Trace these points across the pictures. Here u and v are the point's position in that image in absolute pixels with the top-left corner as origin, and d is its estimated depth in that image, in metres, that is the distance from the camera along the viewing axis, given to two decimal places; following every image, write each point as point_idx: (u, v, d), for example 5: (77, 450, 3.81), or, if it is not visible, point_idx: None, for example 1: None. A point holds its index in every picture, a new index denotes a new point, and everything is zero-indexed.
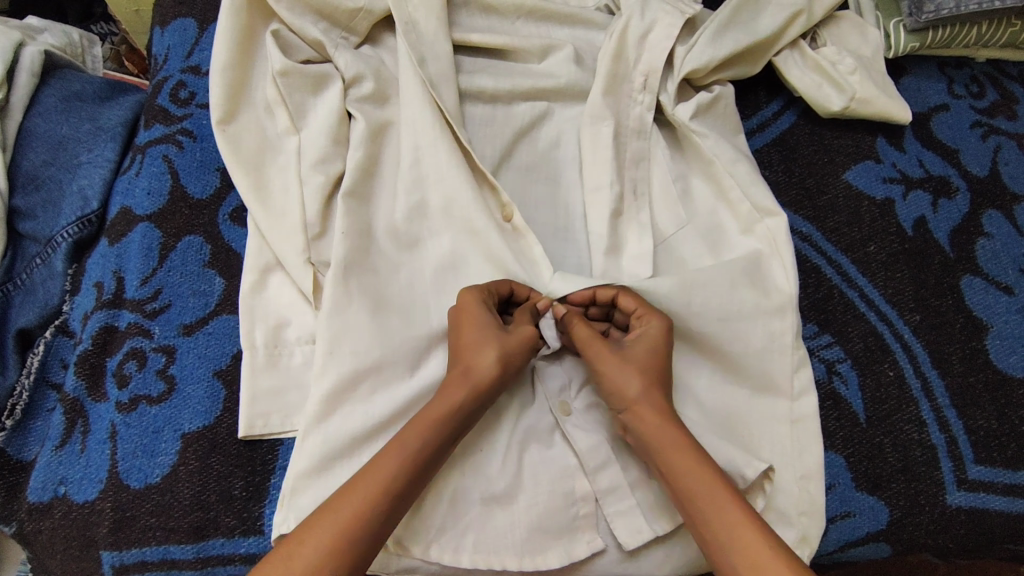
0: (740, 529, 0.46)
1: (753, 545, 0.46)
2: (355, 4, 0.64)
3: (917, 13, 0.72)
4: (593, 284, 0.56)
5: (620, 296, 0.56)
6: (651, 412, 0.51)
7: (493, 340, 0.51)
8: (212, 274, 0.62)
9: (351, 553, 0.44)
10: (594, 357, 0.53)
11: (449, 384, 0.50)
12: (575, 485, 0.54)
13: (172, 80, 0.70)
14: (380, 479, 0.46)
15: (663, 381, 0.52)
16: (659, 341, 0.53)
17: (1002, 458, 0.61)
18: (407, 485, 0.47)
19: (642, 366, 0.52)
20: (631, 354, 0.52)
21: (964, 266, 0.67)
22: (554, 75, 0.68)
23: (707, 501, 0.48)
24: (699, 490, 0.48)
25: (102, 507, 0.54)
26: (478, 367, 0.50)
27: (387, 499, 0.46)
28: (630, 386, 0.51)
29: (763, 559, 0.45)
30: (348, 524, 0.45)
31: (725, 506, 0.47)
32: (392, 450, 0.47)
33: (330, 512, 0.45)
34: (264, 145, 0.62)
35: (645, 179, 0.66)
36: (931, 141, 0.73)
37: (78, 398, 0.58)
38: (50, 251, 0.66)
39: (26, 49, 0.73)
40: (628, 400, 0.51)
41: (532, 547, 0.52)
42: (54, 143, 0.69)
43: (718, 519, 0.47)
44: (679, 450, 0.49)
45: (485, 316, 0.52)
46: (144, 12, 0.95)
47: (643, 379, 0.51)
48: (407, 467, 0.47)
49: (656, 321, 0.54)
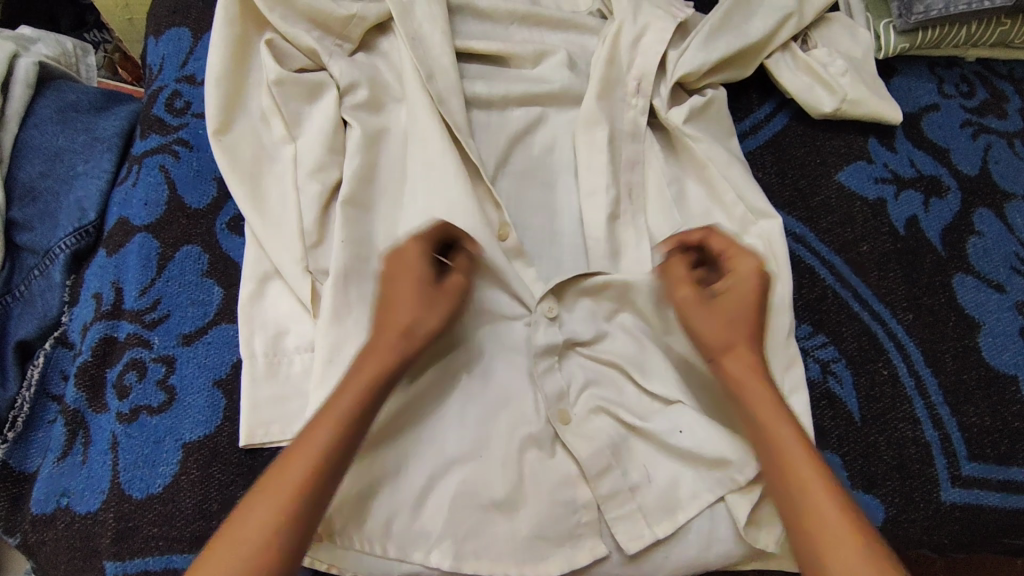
0: (797, 458, 0.50)
1: (804, 472, 0.49)
2: (348, 12, 0.64)
3: (906, 14, 0.73)
4: (707, 229, 0.57)
5: (711, 237, 0.58)
6: (739, 354, 0.54)
7: (428, 304, 0.52)
8: (209, 284, 0.62)
9: (299, 526, 0.45)
10: (684, 300, 0.56)
11: (379, 344, 0.51)
12: (576, 493, 0.54)
13: (167, 90, 0.71)
14: (316, 449, 0.47)
15: (758, 326, 0.55)
16: (755, 277, 0.56)
17: (994, 455, 0.62)
18: (346, 450, 0.48)
19: (735, 316, 0.55)
20: (721, 303, 0.55)
21: (956, 264, 0.68)
22: (549, 81, 0.68)
23: (772, 431, 0.51)
24: (763, 419, 0.52)
25: (104, 518, 0.54)
26: (415, 332, 0.51)
27: (327, 468, 0.47)
28: (715, 328, 0.54)
29: (811, 484, 0.48)
30: (292, 500, 0.45)
31: (786, 435, 0.51)
32: (325, 419, 0.48)
33: (270, 490, 0.46)
34: (258, 154, 0.63)
35: (640, 182, 0.66)
36: (922, 140, 0.74)
37: (79, 410, 0.58)
38: (48, 263, 0.66)
39: (20, 61, 0.73)
40: (713, 338, 0.54)
41: (534, 554, 0.53)
42: (50, 154, 0.69)
43: (777, 442, 0.51)
44: (768, 413, 0.52)
45: (422, 270, 0.52)
46: (137, 20, 0.96)
47: (731, 329, 0.54)
48: (340, 439, 0.47)
49: (750, 262, 0.56)
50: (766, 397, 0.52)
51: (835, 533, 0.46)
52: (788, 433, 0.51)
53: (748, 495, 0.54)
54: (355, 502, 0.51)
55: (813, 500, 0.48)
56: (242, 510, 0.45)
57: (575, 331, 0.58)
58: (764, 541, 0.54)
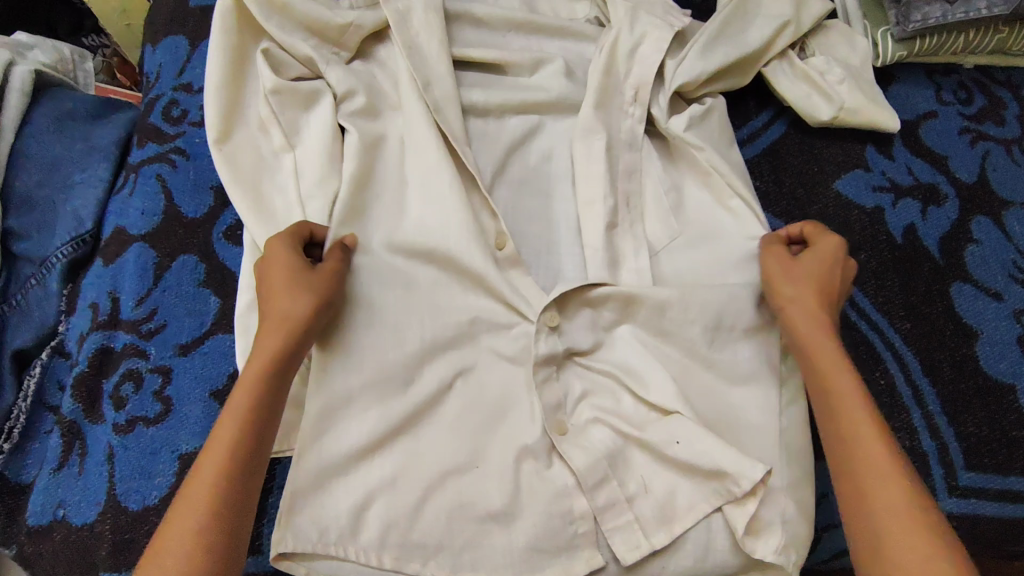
0: (863, 429, 0.48)
1: (869, 443, 0.48)
2: (345, 20, 0.64)
3: (902, 23, 0.73)
4: (804, 222, 0.61)
5: (807, 227, 0.61)
6: (808, 321, 0.54)
7: (302, 287, 0.52)
8: (206, 293, 0.62)
9: (217, 535, 0.44)
10: (771, 262, 0.58)
11: (265, 337, 0.51)
12: (573, 503, 0.54)
13: (164, 99, 0.71)
14: (220, 455, 0.46)
15: (831, 297, 0.55)
16: (834, 253, 0.57)
17: (992, 465, 0.61)
18: (252, 446, 0.47)
19: (811, 278, 0.56)
20: (803, 265, 0.57)
21: (954, 273, 0.68)
22: (546, 89, 0.68)
23: (839, 397, 0.50)
24: (836, 388, 0.51)
25: (101, 530, 0.54)
26: (291, 314, 0.51)
27: (237, 469, 0.46)
28: (788, 288, 0.56)
29: (877, 455, 0.47)
30: (207, 509, 0.45)
31: (851, 403, 0.50)
32: (224, 423, 0.48)
33: (183, 503, 0.45)
34: (260, 164, 0.63)
35: (638, 192, 0.65)
36: (920, 148, 0.74)
37: (75, 420, 0.58)
38: (45, 272, 0.66)
39: (15, 70, 0.72)
40: (783, 298, 0.56)
41: (530, 564, 0.53)
42: (46, 164, 0.69)
43: (840, 412, 0.50)
44: (839, 377, 0.51)
45: (291, 260, 0.53)
46: (135, 26, 0.96)
47: (802, 289, 0.55)
48: (237, 447, 0.47)
49: (833, 238, 0.58)
50: (838, 363, 0.52)
51: (891, 500, 0.45)
52: (856, 404, 0.49)
53: (744, 507, 0.53)
54: (350, 514, 0.51)
55: (877, 470, 0.46)
56: (162, 530, 0.45)
57: (573, 339, 0.58)
58: (762, 552, 0.53)
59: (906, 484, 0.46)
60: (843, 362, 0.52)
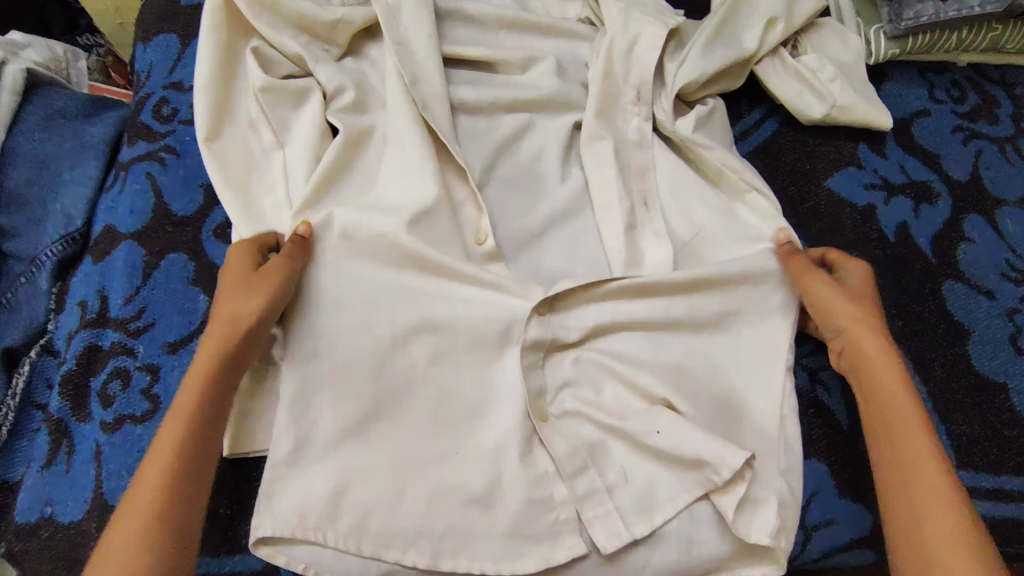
0: (920, 448, 0.49)
1: (924, 463, 0.49)
2: (334, 16, 0.64)
3: (896, 20, 0.73)
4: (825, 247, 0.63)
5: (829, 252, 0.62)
6: (869, 337, 0.55)
7: (248, 286, 0.52)
8: (195, 291, 0.62)
9: (162, 534, 0.44)
10: (816, 281, 0.57)
11: (211, 336, 0.51)
12: (553, 491, 0.53)
13: (155, 96, 0.71)
14: (166, 454, 0.46)
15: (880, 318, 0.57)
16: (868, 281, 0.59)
17: (984, 464, 0.61)
18: (201, 444, 0.48)
19: (862, 298, 0.57)
20: (852, 286, 0.58)
21: (945, 272, 0.68)
22: (537, 86, 0.68)
23: (894, 414, 0.51)
24: (893, 405, 0.52)
25: (88, 528, 0.54)
26: (239, 314, 0.51)
27: (184, 468, 0.47)
28: (847, 307, 0.56)
29: (927, 473, 0.48)
30: (150, 508, 0.45)
31: (905, 421, 0.51)
32: (170, 423, 0.48)
33: (129, 503, 0.45)
34: (249, 161, 0.63)
35: (654, 190, 0.65)
36: (912, 146, 0.74)
37: (62, 419, 0.58)
38: (35, 270, 0.66)
39: (7, 68, 0.73)
40: (839, 313, 0.56)
41: (510, 552, 0.51)
42: (36, 161, 0.70)
43: (897, 429, 0.51)
44: (896, 396, 0.52)
45: (242, 264, 0.54)
46: (128, 25, 0.96)
47: (858, 306, 0.56)
48: (184, 443, 0.47)
49: (860, 265, 0.60)
50: (897, 381, 0.53)
51: (938, 518, 0.47)
52: (913, 423, 0.51)
53: (731, 493, 0.52)
54: (328, 497, 0.51)
55: (927, 488, 0.48)
56: (108, 531, 0.45)
57: (561, 330, 0.58)
58: (756, 535, 0.52)
59: (954, 506, 0.47)
60: (902, 381, 0.53)
